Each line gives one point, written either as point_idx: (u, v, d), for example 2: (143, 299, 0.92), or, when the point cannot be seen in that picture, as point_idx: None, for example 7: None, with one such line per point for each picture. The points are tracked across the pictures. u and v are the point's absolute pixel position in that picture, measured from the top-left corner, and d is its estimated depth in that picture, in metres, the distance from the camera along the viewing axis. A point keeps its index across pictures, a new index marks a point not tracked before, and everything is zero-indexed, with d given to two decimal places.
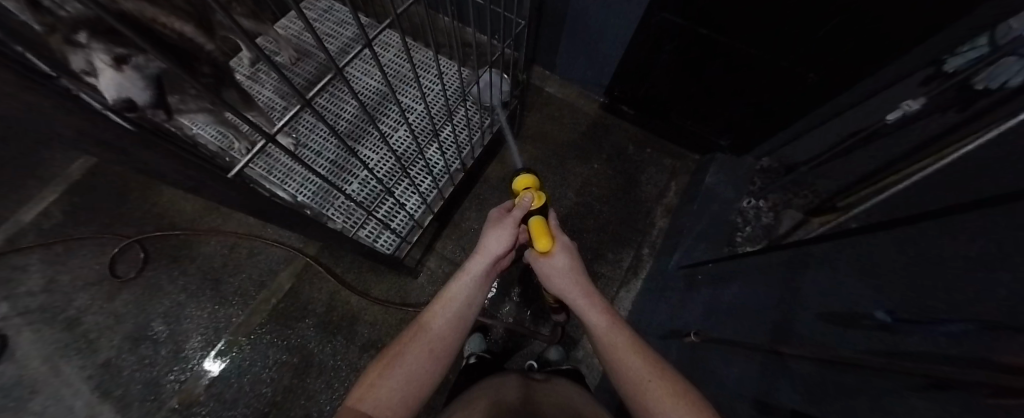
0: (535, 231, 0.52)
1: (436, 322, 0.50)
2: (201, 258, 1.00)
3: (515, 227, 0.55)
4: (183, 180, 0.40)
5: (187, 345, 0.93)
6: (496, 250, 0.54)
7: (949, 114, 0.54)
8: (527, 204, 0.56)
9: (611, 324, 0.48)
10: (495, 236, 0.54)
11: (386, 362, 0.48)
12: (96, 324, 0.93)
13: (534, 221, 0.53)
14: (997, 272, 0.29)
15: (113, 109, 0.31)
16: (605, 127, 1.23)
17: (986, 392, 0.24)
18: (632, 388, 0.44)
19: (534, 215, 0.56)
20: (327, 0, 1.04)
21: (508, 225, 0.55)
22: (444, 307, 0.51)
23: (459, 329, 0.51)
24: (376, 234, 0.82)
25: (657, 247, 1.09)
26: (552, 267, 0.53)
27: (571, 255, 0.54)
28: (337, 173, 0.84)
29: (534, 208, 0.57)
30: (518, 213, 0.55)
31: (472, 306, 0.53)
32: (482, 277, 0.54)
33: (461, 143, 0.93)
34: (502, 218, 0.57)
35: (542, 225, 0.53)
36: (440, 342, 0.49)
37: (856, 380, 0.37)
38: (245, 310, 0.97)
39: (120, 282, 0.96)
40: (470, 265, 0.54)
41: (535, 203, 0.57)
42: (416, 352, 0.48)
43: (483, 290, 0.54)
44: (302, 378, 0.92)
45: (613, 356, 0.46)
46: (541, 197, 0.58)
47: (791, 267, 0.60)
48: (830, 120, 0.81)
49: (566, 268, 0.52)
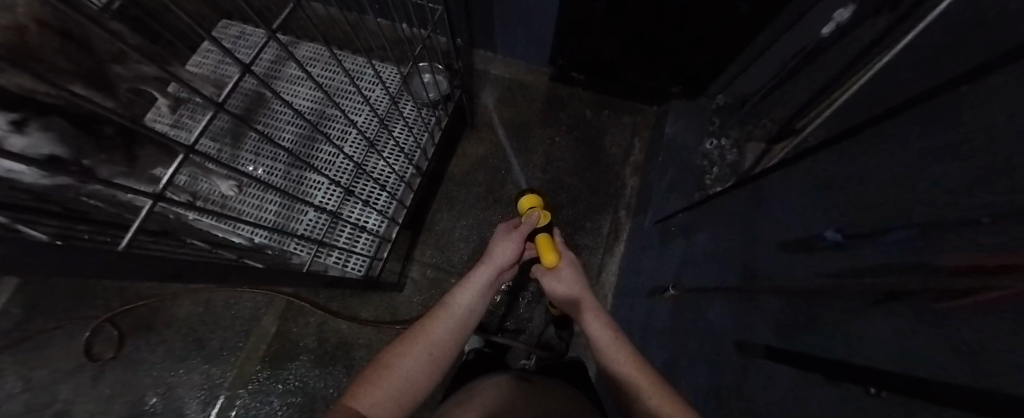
0: (542, 248, 0.56)
1: (437, 328, 0.49)
2: (179, 321, 0.96)
3: (520, 242, 0.56)
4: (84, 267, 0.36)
5: (186, 409, 0.92)
6: (503, 262, 0.54)
7: (882, 16, 0.53)
8: (534, 221, 0.57)
9: (613, 335, 0.49)
10: (503, 246, 0.55)
11: (384, 365, 0.46)
12: (88, 411, 0.90)
13: (540, 238, 0.57)
14: (936, 175, 0.29)
15: None
16: (560, 98, 1.20)
17: (938, 297, 0.24)
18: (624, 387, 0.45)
19: (540, 233, 0.59)
20: (237, 24, 0.95)
21: (517, 237, 0.56)
22: (447, 313, 0.50)
23: (461, 335, 0.50)
24: (344, 259, 0.80)
25: (633, 207, 1.10)
26: (558, 278, 0.58)
27: (577, 272, 0.58)
28: (289, 207, 0.79)
29: (540, 225, 0.58)
30: (525, 228, 0.56)
31: (475, 313, 0.51)
32: (485, 287, 0.53)
33: (410, 148, 0.89)
34: (506, 232, 0.58)
35: (548, 241, 0.57)
36: (440, 345, 0.48)
37: (816, 306, 0.37)
38: (237, 362, 0.95)
39: (99, 365, 0.92)
40: (477, 276, 0.53)
41: (542, 220, 0.59)
42: (414, 355, 0.46)
43: (484, 300, 0.53)
44: (310, 413, 0.92)
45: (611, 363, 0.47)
46: (546, 215, 0.60)
47: (752, 202, 0.61)
48: (771, 46, 0.80)
49: (570, 276, 0.57)
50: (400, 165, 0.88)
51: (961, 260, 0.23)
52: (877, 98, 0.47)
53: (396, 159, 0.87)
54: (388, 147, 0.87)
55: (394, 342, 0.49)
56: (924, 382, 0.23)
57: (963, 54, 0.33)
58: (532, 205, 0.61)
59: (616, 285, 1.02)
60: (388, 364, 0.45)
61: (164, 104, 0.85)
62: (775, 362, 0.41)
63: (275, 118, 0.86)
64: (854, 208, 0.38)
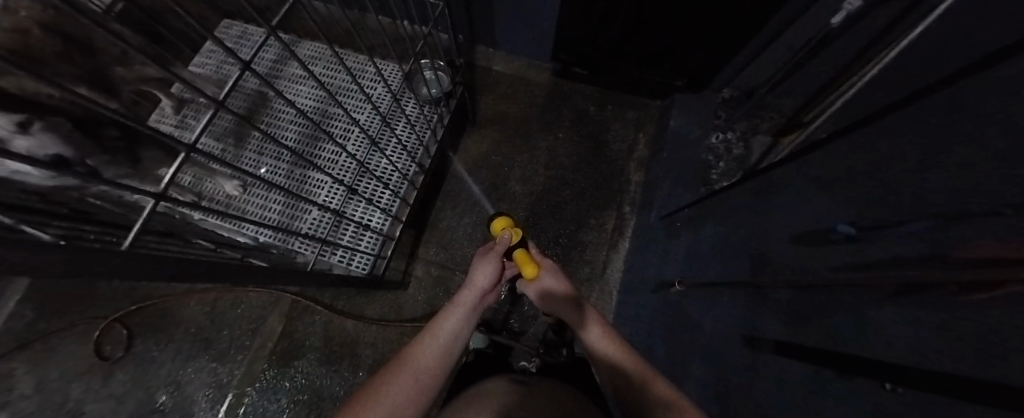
0: (520, 262, 0.54)
1: (423, 354, 0.48)
2: (187, 321, 0.97)
3: (498, 261, 0.55)
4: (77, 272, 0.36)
5: (196, 408, 0.93)
6: (483, 285, 0.54)
7: (893, 3, 0.52)
8: (507, 241, 0.56)
9: (605, 337, 0.51)
10: (482, 269, 0.54)
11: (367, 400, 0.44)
12: (99, 410, 0.91)
13: (517, 254, 0.55)
14: (952, 164, 0.28)
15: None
16: (562, 93, 1.19)
17: (958, 289, 0.23)
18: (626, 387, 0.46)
19: (516, 249, 0.57)
20: (239, 24, 0.95)
21: (493, 257, 0.55)
22: (432, 338, 0.49)
23: (446, 363, 0.49)
24: (348, 257, 0.80)
25: (638, 203, 1.09)
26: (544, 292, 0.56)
27: (560, 276, 0.57)
28: (293, 207, 0.79)
29: (514, 242, 0.57)
30: (499, 248, 0.55)
31: (460, 335, 0.51)
32: (472, 310, 0.53)
33: (412, 146, 0.88)
34: (484, 253, 0.57)
35: (526, 256, 0.55)
36: (428, 371, 0.47)
37: (828, 299, 0.37)
38: (245, 360, 0.96)
39: (110, 364, 0.94)
40: (460, 299, 0.53)
41: (516, 237, 0.58)
42: (401, 387, 0.45)
43: (470, 321, 0.53)
44: (318, 411, 0.92)
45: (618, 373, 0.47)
46: (518, 232, 0.59)
47: (760, 195, 0.60)
48: (777, 37, 0.78)
49: (558, 284, 0.56)
50: (403, 163, 0.87)
51: (981, 250, 0.21)
52: (890, 86, 0.46)
53: (398, 157, 0.87)
54: (391, 145, 0.87)
55: (379, 372, 0.48)
56: (940, 375, 0.23)
57: (978, 39, 0.33)
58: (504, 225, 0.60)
59: (621, 281, 1.01)
60: (373, 402, 0.44)
61: (168, 104, 0.85)
62: (785, 356, 0.40)
63: (277, 118, 0.86)
64: (868, 199, 0.37)
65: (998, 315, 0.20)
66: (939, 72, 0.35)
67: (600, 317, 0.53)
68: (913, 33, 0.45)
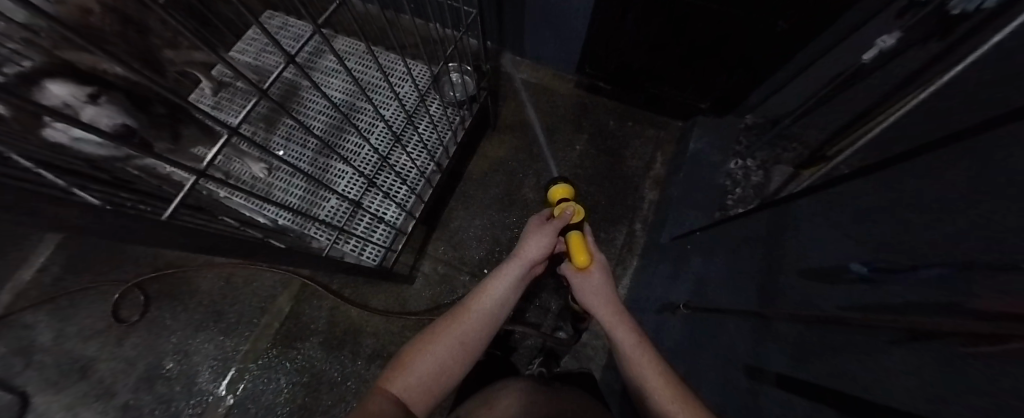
0: (574, 246, 0.57)
1: (466, 319, 0.52)
2: (202, 292, 1.01)
3: (554, 235, 0.57)
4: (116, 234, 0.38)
5: (199, 378, 0.96)
6: (532, 257, 0.55)
7: (930, 44, 0.52)
8: (568, 218, 0.58)
9: (637, 339, 0.50)
10: (536, 240, 0.56)
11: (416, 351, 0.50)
12: (110, 369, 0.95)
13: (572, 236, 0.58)
14: (974, 213, 0.28)
15: (23, 179, 0.30)
16: (584, 105, 1.20)
17: (963, 341, 0.23)
18: (643, 393, 0.46)
19: (573, 230, 0.59)
20: (281, 16, 1.00)
21: (549, 231, 0.56)
22: (476, 307, 0.53)
23: (491, 328, 0.53)
24: (360, 247, 0.82)
25: (650, 221, 1.08)
26: (588, 281, 0.58)
27: (606, 273, 0.58)
28: (314, 194, 0.82)
29: (573, 222, 0.59)
30: (558, 224, 0.57)
31: (505, 305, 0.54)
32: (517, 282, 0.56)
33: (432, 145, 0.90)
34: (539, 226, 0.59)
35: (580, 240, 0.57)
36: (469, 336, 0.51)
37: (835, 337, 0.36)
38: (251, 336, 0.98)
39: (126, 326, 0.98)
40: (509, 268, 0.56)
41: (576, 217, 0.60)
42: (446, 344, 0.50)
43: (515, 292, 0.55)
44: (315, 395, 0.94)
45: (633, 373, 0.47)
46: (580, 211, 0.60)
47: (774, 226, 0.59)
48: (807, 68, 0.78)
49: (601, 281, 0.57)
50: (421, 161, 0.90)
51: (996, 304, 0.21)
52: (919, 127, 0.46)
53: (417, 155, 0.90)
54: (412, 142, 0.89)
55: (426, 329, 0.53)
56: None
57: (1011, 89, 0.32)
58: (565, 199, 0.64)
59: (626, 298, 1.01)
60: (419, 354, 0.49)
61: (206, 86, 0.88)
62: (786, 391, 0.40)
63: (307, 107, 0.89)
64: (884, 239, 0.36)
65: (1006, 371, 0.19)
66: (969, 119, 0.35)
67: (630, 322, 0.53)
68: (945, 77, 0.45)
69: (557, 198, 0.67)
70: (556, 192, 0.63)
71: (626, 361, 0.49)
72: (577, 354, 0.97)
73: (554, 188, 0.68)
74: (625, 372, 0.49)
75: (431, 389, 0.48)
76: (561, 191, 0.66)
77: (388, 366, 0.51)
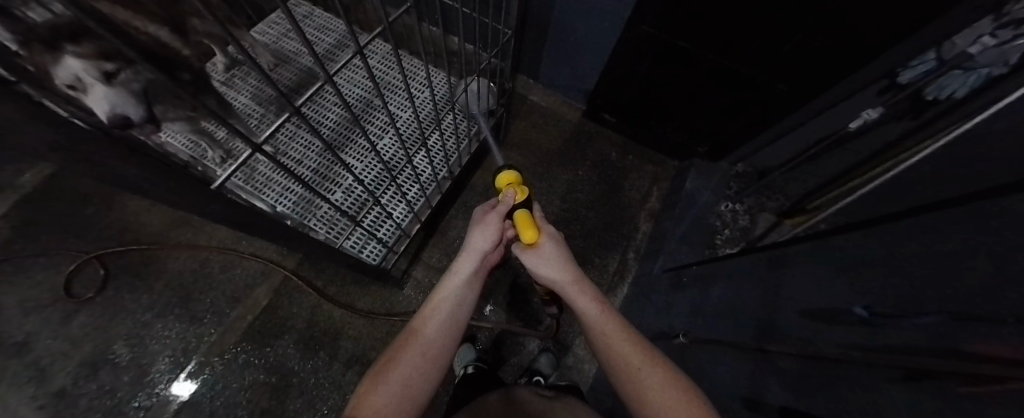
0: (520, 223, 0.55)
1: (428, 327, 0.50)
2: (170, 274, 0.94)
3: (500, 221, 0.57)
4: (146, 185, 0.37)
5: (152, 368, 0.87)
6: (481, 246, 0.56)
7: (903, 122, 0.59)
8: (511, 199, 0.59)
9: (599, 307, 0.51)
10: (482, 231, 0.56)
11: (383, 367, 0.47)
12: (49, 349, 0.85)
13: (518, 214, 0.57)
14: (945, 268, 0.32)
15: (84, 118, 0.30)
16: (589, 134, 1.26)
17: (958, 381, 0.26)
18: (625, 375, 0.46)
19: (518, 209, 0.59)
20: (309, 6, 1.02)
21: (495, 217, 0.57)
22: (436, 308, 0.52)
23: (454, 330, 0.51)
24: (362, 244, 0.82)
25: (642, 252, 1.12)
26: (540, 255, 0.56)
27: (557, 243, 0.58)
28: (323, 183, 0.81)
29: (518, 202, 0.59)
30: (501, 208, 0.58)
31: (464, 305, 0.53)
32: (472, 275, 0.55)
33: (449, 151, 0.94)
34: (486, 214, 0.59)
35: (526, 217, 0.56)
36: (433, 344, 0.49)
37: (835, 374, 0.39)
38: (219, 327, 0.91)
39: (76, 302, 0.89)
40: (462, 262, 0.56)
41: (520, 197, 0.60)
42: (410, 355, 0.47)
43: (472, 289, 0.54)
44: (281, 398, 0.87)
45: (605, 345, 0.48)
46: (523, 192, 0.61)
47: (771, 267, 0.63)
48: (796, 128, 0.86)
49: (554, 253, 0.56)
50: (436, 164, 0.92)
51: (989, 348, 0.24)
52: (888, 189, 0.52)
53: (434, 157, 0.92)
54: (431, 144, 0.92)
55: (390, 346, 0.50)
56: None
57: (970, 167, 0.39)
58: (510, 182, 0.63)
59: None
60: (388, 366, 0.47)
61: (221, 62, 0.87)
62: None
63: (322, 97, 0.89)
64: (876, 286, 0.40)
65: (985, 401, 0.23)
66: (947, 186, 0.40)
67: (597, 294, 0.53)
68: (919, 155, 0.50)
69: (503, 184, 0.64)
70: (499, 174, 0.61)
71: (595, 331, 0.50)
72: (561, 378, 0.97)
73: (500, 175, 0.65)
74: (598, 349, 0.50)
75: (410, 397, 0.45)
76: (507, 176, 0.63)
77: (367, 373, 0.48)
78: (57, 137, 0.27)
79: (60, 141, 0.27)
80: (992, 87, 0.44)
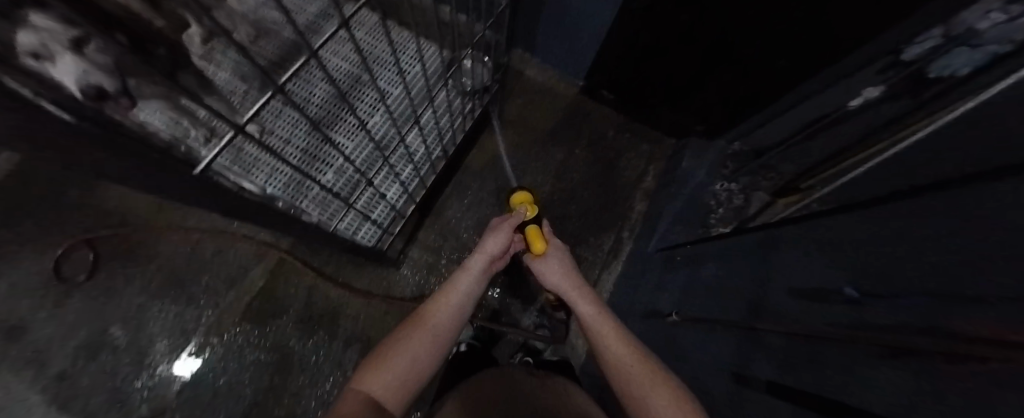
0: (531, 236, 0.59)
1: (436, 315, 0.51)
2: (161, 258, 0.92)
3: (511, 231, 0.59)
4: (126, 172, 0.36)
5: (152, 349, 0.88)
6: (495, 251, 0.56)
7: (903, 101, 0.59)
8: (522, 215, 0.62)
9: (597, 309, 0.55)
10: (496, 237, 0.57)
11: (389, 349, 0.48)
12: (46, 332, 0.86)
13: (529, 228, 0.60)
14: (934, 252, 0.33)
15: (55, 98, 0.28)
16: (585, 112, 1.23)
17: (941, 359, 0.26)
18: (614, 368, 0.49)
19: (529, 224, 0.61)
20: None
21: (507, 226, 0.59)
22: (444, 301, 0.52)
23: (458, 323, 0.52)
24: (356, 225, 0.85)
25: (636, 231, 1.13)
26: (547, 265, 0.60)
27: (562, 255, 0.62)
28: (313, 165, 0.78)
29: (529, 218, 0.62)
30: (514, 220, 0.60)
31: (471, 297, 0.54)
32: (482, 273, 0.55)
33: (443, 129, 0.93)
34: (498, 225, 0.60)
35: (537, 231, 0.60)
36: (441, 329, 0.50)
37: (815, 350, 0.41)
38: (216, 309, 0.92)
39: (68, 287, 0.88)
40: (473, 261, 0.56)
41: (530, 213, 0.63)
42: (415, 341, 0.48)
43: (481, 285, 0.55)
44: (284, 375, 0.90)
45: (599, 342, 0.51)
46: (535, 208, 0.64)
47: (764, 247, 0.64)
48: (792, 107, 0.84)
49: (560, 263, 0.60)
50: (430, 143, 0.92)
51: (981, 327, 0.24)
52: (887, 171, 0.52)
53: (427, 136, 0.91)
54: (424, 123, 0.88)
55: (393, 333, 0.51)
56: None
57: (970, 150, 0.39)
58: (522, 201, 0.65)
59: (608, 302, 1.06)
60: (392, 352, 0.47)
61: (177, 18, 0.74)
62: (775, 396, 0.43)
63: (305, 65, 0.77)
64: (865, 268, 0.41)
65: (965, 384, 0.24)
66: (947, 168, 0.40)
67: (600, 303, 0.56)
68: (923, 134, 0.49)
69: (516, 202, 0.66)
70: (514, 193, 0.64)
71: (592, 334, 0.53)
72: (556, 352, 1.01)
73: (513, 194, 0.67)
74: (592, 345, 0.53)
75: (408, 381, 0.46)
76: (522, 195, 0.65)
77: (369, 355, 0.49)
78: (24, 125, 0.25)
79: (27, 129, 0.25)
80: (998, 67, 0.43)
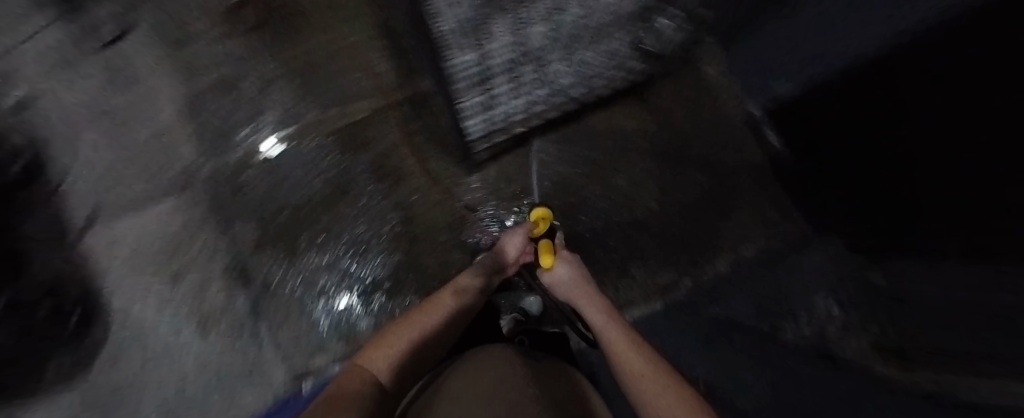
0: (542, 250, 0.88)
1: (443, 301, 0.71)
2: (306, 46, 1.02)
3: (524, 242, 0.90)
4: None
5: (262, 113, 1.00)
6: (512, 253, 0.89)
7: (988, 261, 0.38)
8: (531, 229, 0.92)
9: (607, 321, 0.71)
10: (513, 241, 0.89)
11: (398, 325, 0.65)
12: (205, 53, 1.01)
13: (542, 243, 0.89)
14: None
15: None
16: (734, 144, 1.06)
17: None
18: (626, 374, 0.57)
19: (541, 240, 0.91)
20: None
21: (520, 235, 0.90)
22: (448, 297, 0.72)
23: (464, 306, 0.73)
24: (474, 106, 1.00)
25: (702, 286, 1.02)
26: (554, 275, 0.85)
27: (568, 266, 0.85)
28: (484, 69, 1.01)
29: (540, 235, 0.92)
30: (524, 232, 0.91)
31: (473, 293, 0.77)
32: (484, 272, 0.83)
33: (586, 74, 1.03)
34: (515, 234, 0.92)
35: (547, 245, 0.89)
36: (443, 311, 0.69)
37: None
38: (319, 113, 1.01)
39: (234, 27, 1.01)
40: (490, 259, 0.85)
41: (539, 232, 0.92)
42: (417, 324, 0.64)
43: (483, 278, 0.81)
44: (339, 198, 0.99)
45: (615, 355, 0.61)
46: (544, 227, 0.93)
47: (863, 393, 0.53)
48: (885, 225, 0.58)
49: (568, 271, 0.84)
50: (570, 80, 1.02)
51: None
52: None
53: (569, 72, 1.02)
54: (571, 58, 1.02)
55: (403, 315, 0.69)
56: None
57: None
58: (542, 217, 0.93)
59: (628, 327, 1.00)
60: (397, 331, 0.63)
61: None
62: None
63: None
64: None
65: None
66: None
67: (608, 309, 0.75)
68: None
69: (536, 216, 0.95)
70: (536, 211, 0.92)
71: (609, 348, 0.64)
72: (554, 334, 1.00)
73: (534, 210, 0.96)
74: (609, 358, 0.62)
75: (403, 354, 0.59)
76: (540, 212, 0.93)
77: (367, 344, 0.62)
78: None
79: None
80: None
